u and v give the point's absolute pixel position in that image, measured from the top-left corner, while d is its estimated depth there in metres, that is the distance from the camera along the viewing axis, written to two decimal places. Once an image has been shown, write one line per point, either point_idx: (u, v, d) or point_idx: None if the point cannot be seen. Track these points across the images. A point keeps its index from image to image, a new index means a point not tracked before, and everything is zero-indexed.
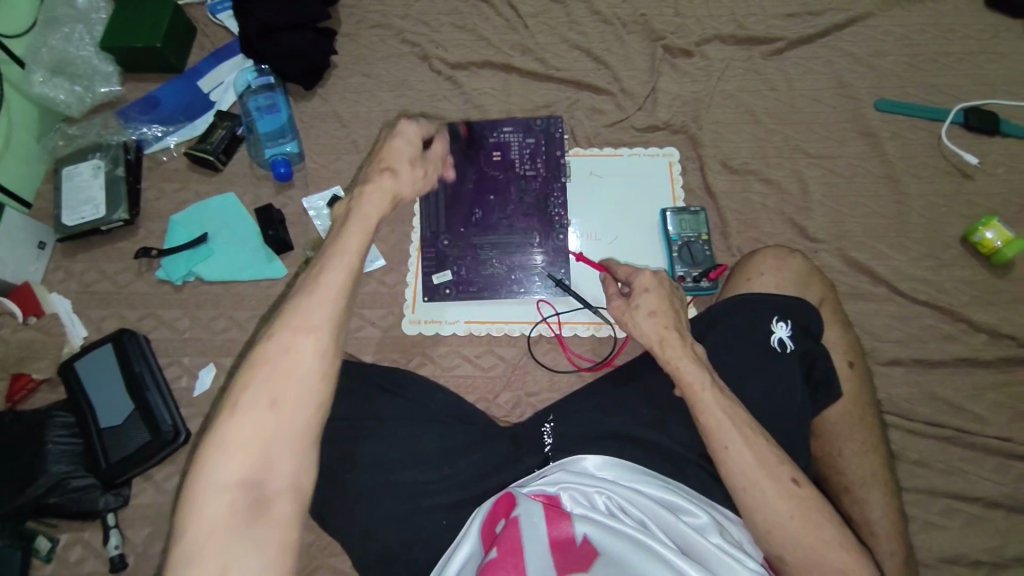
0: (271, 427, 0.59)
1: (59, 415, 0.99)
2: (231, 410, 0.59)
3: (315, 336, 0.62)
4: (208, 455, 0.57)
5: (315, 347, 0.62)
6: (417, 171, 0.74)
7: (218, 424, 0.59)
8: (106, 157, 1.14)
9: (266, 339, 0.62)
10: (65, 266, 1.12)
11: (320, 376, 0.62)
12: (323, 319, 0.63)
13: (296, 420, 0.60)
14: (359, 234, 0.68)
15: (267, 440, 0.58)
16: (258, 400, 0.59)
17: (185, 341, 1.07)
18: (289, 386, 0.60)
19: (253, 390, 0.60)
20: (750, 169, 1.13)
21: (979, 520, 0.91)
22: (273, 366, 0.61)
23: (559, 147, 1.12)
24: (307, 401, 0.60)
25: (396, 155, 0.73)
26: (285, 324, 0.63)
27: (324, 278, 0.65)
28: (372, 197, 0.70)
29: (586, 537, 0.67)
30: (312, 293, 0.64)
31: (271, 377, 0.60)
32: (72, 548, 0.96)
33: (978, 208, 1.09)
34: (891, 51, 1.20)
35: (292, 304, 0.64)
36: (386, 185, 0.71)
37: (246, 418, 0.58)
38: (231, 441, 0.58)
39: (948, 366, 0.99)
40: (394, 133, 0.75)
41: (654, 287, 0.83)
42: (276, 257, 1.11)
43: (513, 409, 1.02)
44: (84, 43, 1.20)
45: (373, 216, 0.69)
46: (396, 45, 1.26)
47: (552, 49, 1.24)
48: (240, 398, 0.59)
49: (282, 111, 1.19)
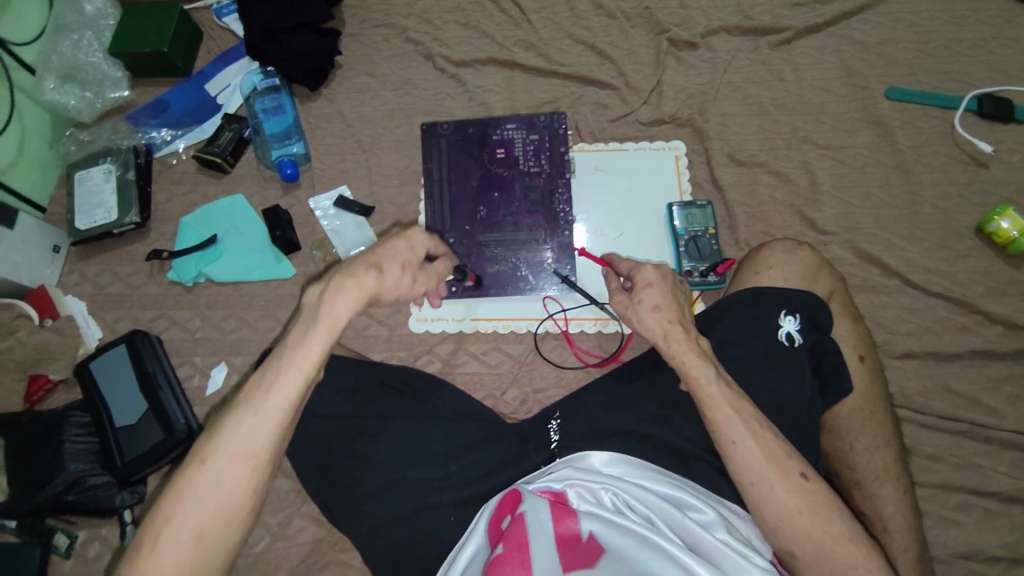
0: (194, 546, 0.62)
1: (75, 415, 1.01)
2: (166, 520, 0.63)
3: (252, 465, 0.66)
4: (137, 561, 0.61)
5: (248, 476, 0.65)
6: (404, 277, 0.74)
7: (149, 528, 0.63)
8: (117, 161, 1.16)
9: (205, 445, 0.66)
10: (80, 269, 1.14)
11: (249, 498, 0.65)
12: (263, 448, 0.66)
13: (219, 536, 0.63)
14: (321, 345, 0.70)
15: (195, 553, 0.62)
16: (187, 521, 0.63)
17: (196, 341, 1.09)
18: (217, 507, 0.64)
19: (185, 505, 0.63)
20: (758, 161, 1.12)
21: (995, 515, 0.89)
22: (206, 482, 0.64)
23: (563, 142, 1.11)
24: (234, 520, 0.64)
25: (390, 256, 0.74)
26: (226, 437, 0.66)
27: (271, 396, 0.68)
28: (344, 300, 0.70)
29: (592, 534, 0.67)
30: (257, 408, 0.67)
31: (204, 496, 0.64)
32: (90, 545, 0.98)
33: (993, 197, 1.07)
34: (901, 38, 1.18)
35: (237, 413, 0.67)
36: (364, 286, 0.71)
37: (195, 491, 0.64)
38: (160, 553, 0.61)
39: (963, 358, 0.98)
40: (401, 235, 0.77)
41: (657, 281, 0.82)
42: (284, 257, 1.12)
43: (521, 406, 1.02)
44: (93, 49, 1.22)
45: (342, 317, 0.70)
46: (400, 44, 1.26)
47: (556, 44, 1.23)
48: (172, 509, 0.63)
49: (288, 113, 1.20)
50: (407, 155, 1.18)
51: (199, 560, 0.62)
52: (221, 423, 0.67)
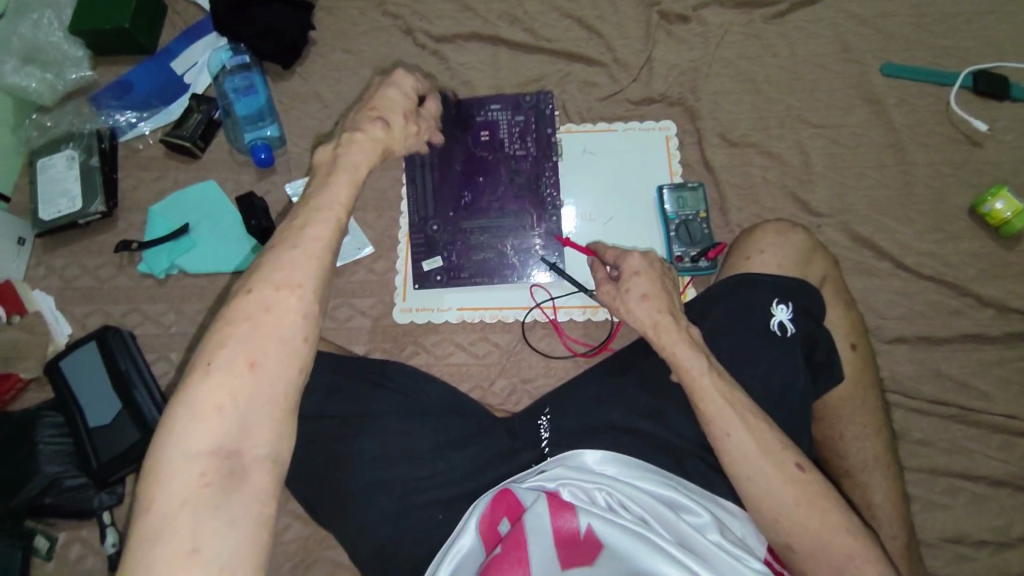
0: (249, 390, 0.54)
1: (49, 415, 0.97)
2: (202, 373, 0.54)
3: (299, 297, 0.59)
4: (174, 421, 0.52)
5: (299, 310, 0.58)
6: (410, 125, 0.72)
7: (183, 390, 0.54)
8: (79, 147, 1.09)
9: (243, 295, 0.58)
10: (46, 262, 1.09)
11: (302, 339, 0.58)
12: (308, 279, 0.60)
13: (276, 383, 0.56)
14: (347, 186, 0.66)
15: (243, 405, 0.54)
16: (233, 362, 0.55)
17: (172, 336, 1.05)
18: (267, 346, 0.56)
19: (226, 352, 0.55)
20: (750, 142, 1.09)
21: (983, 499, 0.90)
22: (250, 326, 0.56)
23: (550, 124, 1.08)
24: (287, 364, 0.57)
25: (390, 105, 0.72)
26: (263, 280, 0.59)
27: (308, 231, 0.62)
28: (361, 145, 0.68)
29: (590, 529, 0.66)
30: (294, 249, 0.61)
31: (248, 337, 0.56)
32: (70, 547, 0.95)
33: (987, 177, 1.05)
34: (897, 11, 1.14)
35: (273, 258, 0.60)
36: (376, 135, 0.69)
37: (220, 381, 0.54)
38: (201, 405, 0.53)
39: (953, 342, 0.97)
40: (388, 82, 0.74)
41: (644, 269, 0.80)
42: (261, 246, 1.08)
43: (509, 397, 1.00)
44: (53, 28, 1.13)
45: (362, 166, 0.67)
46: (377, 18, 1.19)
47: (542, 18, 1.18)
48: (211, 360, 0.55)
49: (260, 93, 1.13)
50: None
51: (252, 406, 0.54)
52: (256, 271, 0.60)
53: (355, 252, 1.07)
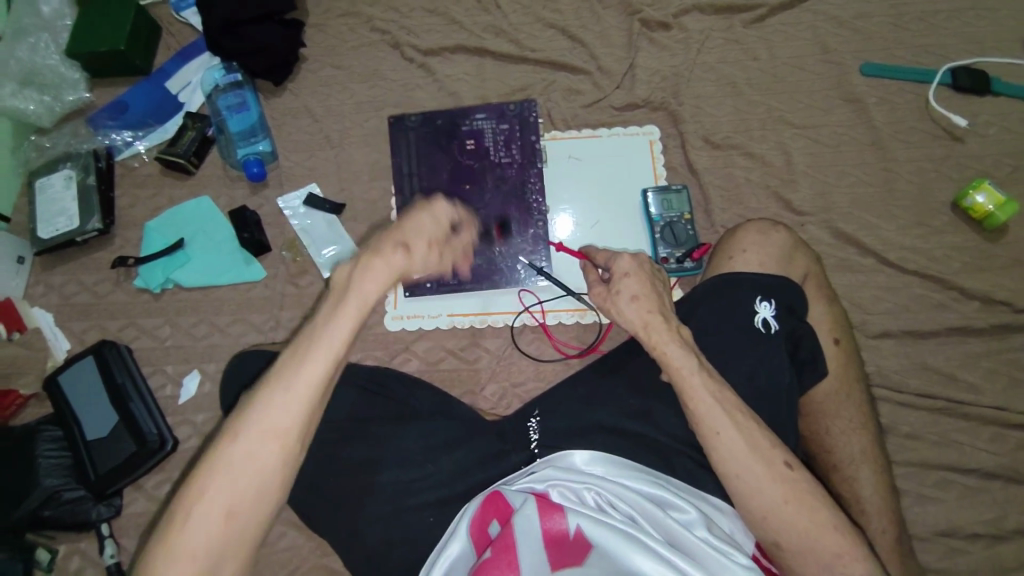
0: (222, 540, 0.57)
1: (48, 428, 0.99)
2: (230, 438, 0.60)
3: (281, 448, 0.61)
4: (157, 553, 0.56)
5: (278, 462, 0.60)
6: (432, 254, 0.69)
7: (171, 525, 0.57)
8: (76, 166, 1.12)
9: (273, 372, 0.63)
10: (45, 280, 1.11)
11: (275, 490, 0.60)
12: (291, 431, 0.61)
13: (249, 531, 0.59)
14: (350, 319, 0.65)
15: (254, 476, 0.59)
16: (212, 510, 0.58)
17: (167, 349, 1.06)
18: (243, 499, 0.59)
19: (207, 498, 0.58)
20: (733, 143, 1.10)
21: (975, 491, 0.90)
22: (231, 468, 0.59)
23: (534, 131, 1.09)
24: (259, 510, 0.59)
25: (417, 232, 0.69)
26: (251, 423, 0.61)
27: (303, 368, 0.63)
28: (375, 272, 0.67)
29: (579, 530, 0.66)
30: (282, 394, 0.62)
31: (229, 487, 0.58)
32: (70, 559, 0.96)
33: (968, 172, 1.06)
34: (875, 12, 1.15)
35: (263, 399, 0.62)
36: (395, 266, 0.67)
37: (240, 451, 0.60)
38: (185, 546, 0.56)
39: (940, 336, 0.97)
40: (425, 208, 0.71)
41: (633, 271, 0.80)
42: (253, 258, 1.10)
43: (500, 400, 1.01)
44: (50, 52, 1.17)
45: (372, 292, 0.66)
46: (365, 34, 1.22)
47: (526, 29, 1.20)
48: (198, 495, 0.58)
49: (252, 110, 1.16)
50: (377, 148, 1.16)
51: (224, 552, 0.57)
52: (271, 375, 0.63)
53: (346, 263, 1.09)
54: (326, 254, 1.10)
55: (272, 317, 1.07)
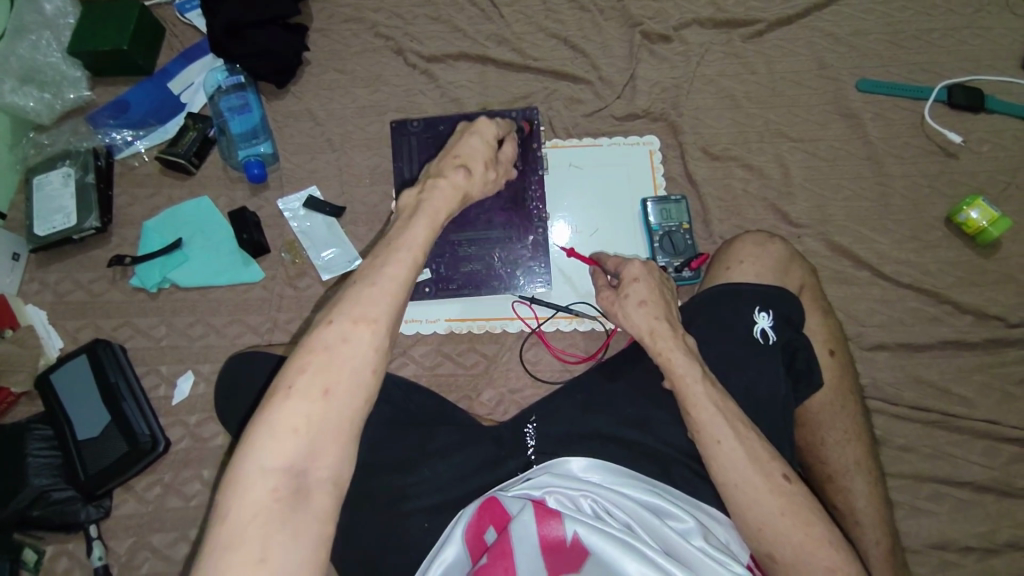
0: (321, 418, 0.56)
1: (38, 428, 0.98)
2: (284, 394, 0.57)
3: (374, 335, 0.60)
4: (254, 438, 0.55)
5: (370, 345, 0.60)
6: (488, 174, 0.74)
7: (267, 409, 0.56)
8: (75, 164, 1.12)
9: (323, 325, 0.60)
10: (40, 277, 1.10)
11: (369, 374, 0.59)
12: (382, 317, 0.61)
13: (348, 411, 0.57)
14: (427, 225, 0.67)
15: (316, 428, 0.56)
16: (310, 388, 0.57)
17: (162, 349, 1.06)
18: (340, 377, 0.58)
19: (306, 378, 0.57)
20: (731, 155, 1.11)
21: (967, 505, 0.90)
22: (329, 355, 0.58)
23: (536, 138, 1.09)
24: (357, 392, 0.58)
25: (472, 153, 0.74)
26: (342, 313, 0.60)
27: (386, 269, 0.63)
28: (442, 193, 0.69)
29: (576, 537, 0.65)
30: (371, 286, 0.62)
31: (326, 368, 0.58)
32: (58, 559, 0.95)
33: (962, 187, 1.07)
34: (872, 29, 1.17)
35: (350, 292, 0.62)
36: (457, 181, 0.70)
37: (299, 403, 0.56)
38: (283, 425, 0.55)
39: (934, 349, 0.98)
40: (473, 132, 0.76)
41: (643, 276, 0.81)
42: (252, 260, 1.10)
43: (496, 406, 1.01)
44: (51, 50, 1.17)
45: (440, 209, 0.68)
46: (369, 39, 1.23)
47: (529, 38, 1.21)
48: (292, 384, 0.57)
49: (254, 112, 1.17)
50: (378, 153, 1.16)
51: (324, 432, 0.56)
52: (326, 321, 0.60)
53: (345, 265, 1.09)
54: (326, 256, 1.10)
55: (269, 318, 1.07)
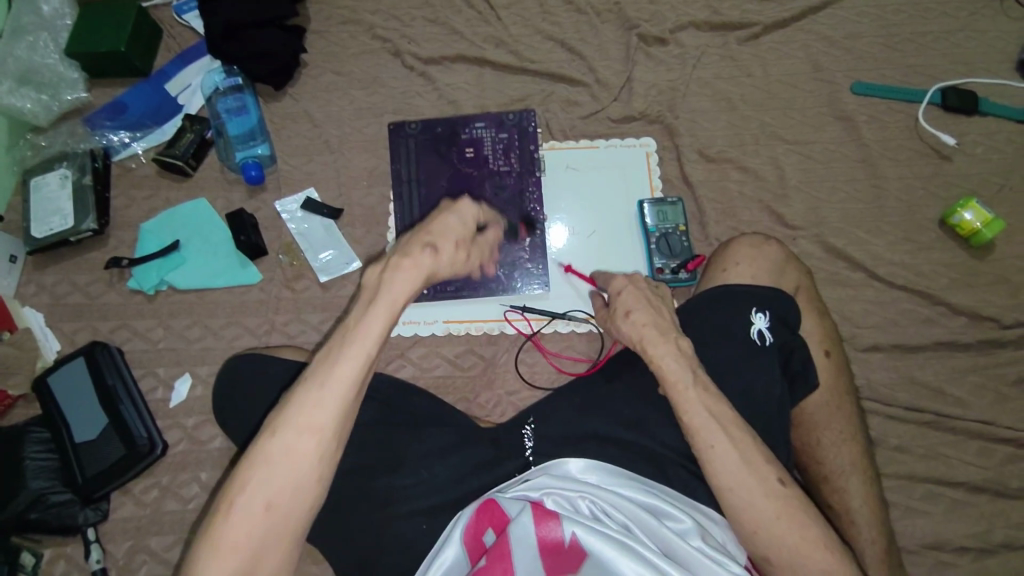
0: (265, 531, 0.59)
1: (36, 430, 0.98)
2: (227, 511, 0.59)
3: (318, 446, 0.61)
4: (201, 551, 0.58)
5: (315, 456, 0.61)
6: (459, 253, 0.69)
7: (214, 519, 0.59)
8: (72, 166, 1.12)
9: (268, 436, 0.61)
10: (37, 279, 1.10)
11: (314, 483, 0.61)
12: (328, 426, 0.62)
13: (289, 522, 0.60)
14: (383, 321, 0.65)
15: (258, 542, 0.59)
16: (251, 505, 0.59)
17: (159, 352, 1.06)
18: (284, 491, 0.60)
19: (247, 492, 0.60)
20: (727, 157, 1.12)
21: (961, 504, 0.91)
22: (271, 469, 0.60)
23: (533, 141, 1.10)
24: (298, 503, 0.60)
25: (441, 230, 0.69)
26: (288, 424, 0.61)
27: (336, 370, 0.63)
28: (404, 276, 0.66)
29: (574, 538, 0.66)
30: (323, 395, 0.62)
31: (266, 484, 0.60)
32: (57, 563, 0.95)
33: (956, 189, 1.08)
34: (867, 32, 1.18)
35: (299, 397, 0.63)
36: (421, 264, 0.66)
37: (241, 519, 0.59)
38: (224, 541, 0.58)
39: (928, 350, 0.99)
40: (452, 209, 0.71)
41: (627, 288, 0.83)
42: (250, 263, 1.10)
43: (494, 408, 1.01)
44: (49, 51, 1.17)
45: (400, 295, 0.66)
46: (366, 41, 1.23)
47: (526, 41, 1.22)
48: (233, 498, 0.60)
49: (252, 114, 1.17)
50: (375, 155, 1.16)
51: (266, 541, 0.59)
52: (272, 430, 0.62)
53: (343, 267, 1.09)
54: (323, 258, 1.10)
55: (266, 321, 1.07)
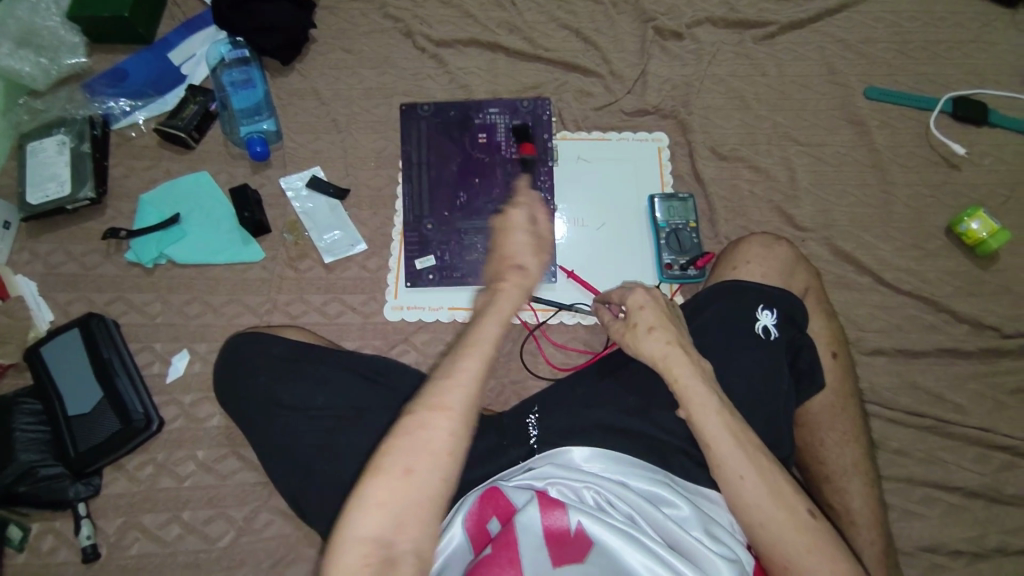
0: (406, 497, 0.62)
1: (27, 402, 0.96)
2: (374, 473, 0.63)
3: (450, 422, 0.65)
4: (350, 513, 0.61)
5: (447, 431, 0.65)
6: (542, 257, 0.76)
7: (359, 484, 0.62)
8: (71, 132, 1.08)
9: (405, 415, 0.66)
10: (30, 247, 1.07)
11: (446, 455, 0.64)
12: (457, 404, 0.66)
13: (427, 488, 0.62)
14: (496, 323, 0.71)
15: (401, 502, 0.61)
16: (393, 468, 0.63)
17: (156, 327, 1.03)
18: (424, 458, 0.63)
19: (392, 457, 0.63)
20: (740, 156, 1.12)
21: (957, 509, 0.93)
22: (411, 440, 0.64)
23: (546, 129, 1.09)
24: (435, 470, 0.63)
25: (516, 247, 0.75)
26: (422, 404, 0.66)
27: (461, 363, 0.69)
28: (509, 294, 0.73)
29: (580, 527, 0.65)
30: (452, 378, 0.68)
31: (408, 451, 0.64)
32: (45, 537, 0.93)
33: (964, 199, 1.09)
34: (882, 38, 1.19)
35: (434, 386, 0.68)
36: (520, 282, 0.74)
37: (385, 482, 0.62)
38: (371, 501, 0.61)
39: (930, 356, 1.00)
40: (512, 228, 0.76)
41: (649, 303, 0.80)
42: (253, 240, 1.07)
43: (498, 397, 1.01)
44: (50, 13, 1.12)
45: (508, 308, 0.72)
46: (378, 20, 1.20)
47: (541, 28, 1.20)
48: (379, 465, 0.63)
49: (258, 87, 1.14)
50: (384, 136, 1.14)
51: (410, 506, 0.61)
52: (410, 413, 0.66)
53: (348, 248, 1.07)
54: (329, 238, 1.08)
55: (268, 300, 1.04)
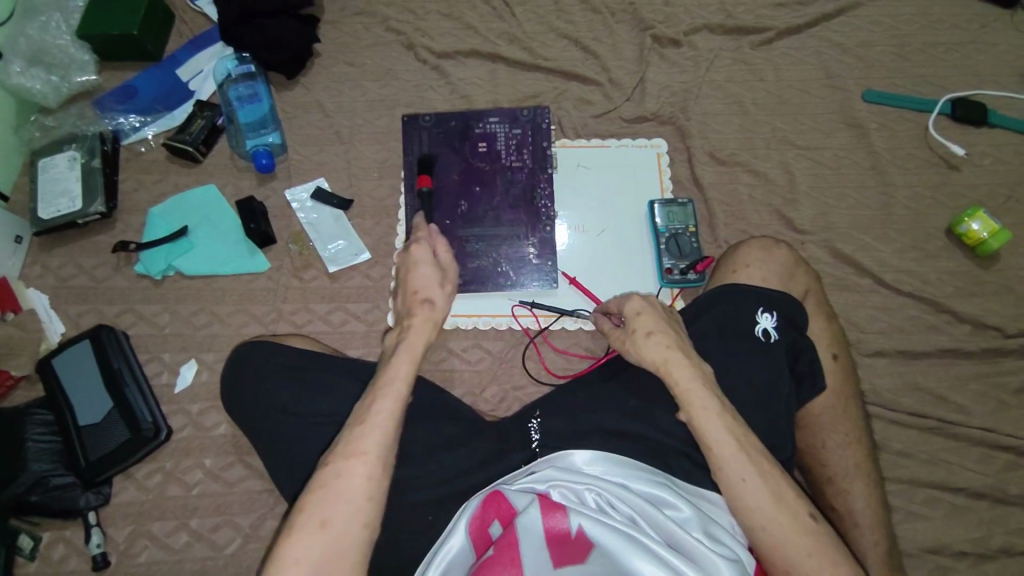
0: (326, 548, 0.63)
1: (39, 413, 0.97)
2: (291, 530, 0.64)
3: (365, 466, 0.68)
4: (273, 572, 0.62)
5: (364, 478, 0.67)
6: (449, 289, 0.81)
7: (281, 543, 0.64)
8: (82, 148, 1.11)
9: (322, 467, 0.68)
10: (42, 261, 1.09)
11: (365, 501, 0.66)
12: (373, 448, 0.68)
13: (347, 536, 0.64)
14: (406, 364, 0.74)
15: (319, 556, 0.63)
16: (310, 521, 0.65)
17: (165, 337, 1.05)
18: (336, 508, 0.65)
19: (307, 512, 0.65)
20: (738, 161, 1.13)
21: (962, 510, 0.92)
22: (325, 491, 0.66)
23: (546, 138, 1.10)
24: (351, 518, 0.65)
25: (411, 283, 0.80)
26: (340, 453, 0.68)
27: (375, 407, 0.71)
28: (415, 332, 0.77)
29: (581, 528, 0.65)
30: (366, 424, 0.70)
31: (326, 502, 0.65)
32: (55, 546, 0.94)
33: (964, 200, 1.09)
34: (879, 41, 1.19)
35: (347, 434, 0.70)
36: (429, 316, 0.78)
37: (302, 537, 0.63)
38: (289, 557, 0.63)
39: (933, 357, 1.00)
40: (415, 261, 0.81)
41: (646, 309, 0.81)
42: (258, 251, 1.09)
43: (500, 402, 1.01)
44: (61, 32, 1.15)
45: (418, 346, 0.76)
46: (380, 33, 1.23)
47: (540, 38, 1.22)
48: (296, 521, 0.65)
49: (263, 102, 1.16)
50: (386, 147, 1.16)
51: (327, 558, 0.63)
52: (327, 463, 0.68)
53: (352, 257, 1.09)
54: (332, 248, 1.09)
55: (273, 309, 1.06)
